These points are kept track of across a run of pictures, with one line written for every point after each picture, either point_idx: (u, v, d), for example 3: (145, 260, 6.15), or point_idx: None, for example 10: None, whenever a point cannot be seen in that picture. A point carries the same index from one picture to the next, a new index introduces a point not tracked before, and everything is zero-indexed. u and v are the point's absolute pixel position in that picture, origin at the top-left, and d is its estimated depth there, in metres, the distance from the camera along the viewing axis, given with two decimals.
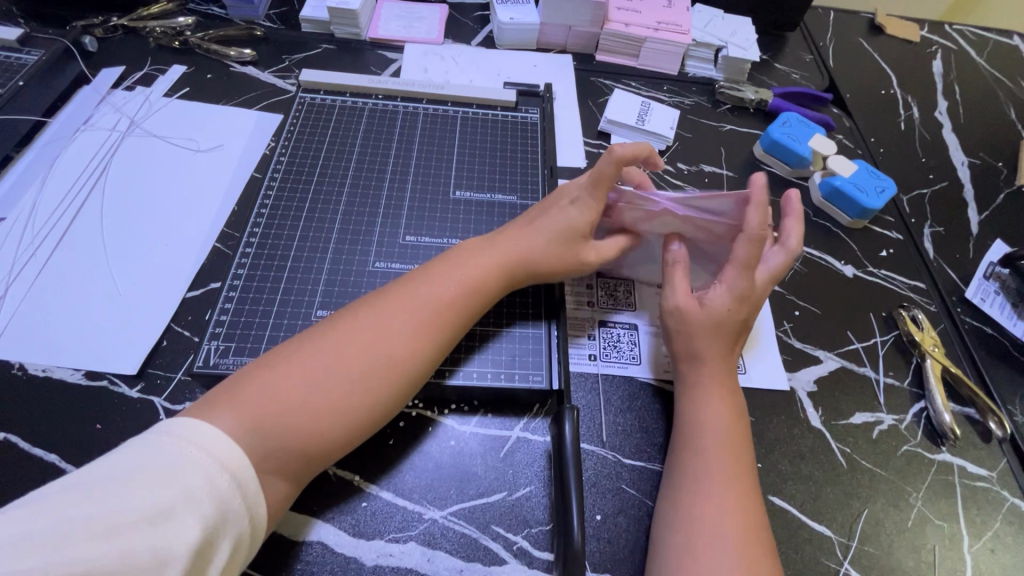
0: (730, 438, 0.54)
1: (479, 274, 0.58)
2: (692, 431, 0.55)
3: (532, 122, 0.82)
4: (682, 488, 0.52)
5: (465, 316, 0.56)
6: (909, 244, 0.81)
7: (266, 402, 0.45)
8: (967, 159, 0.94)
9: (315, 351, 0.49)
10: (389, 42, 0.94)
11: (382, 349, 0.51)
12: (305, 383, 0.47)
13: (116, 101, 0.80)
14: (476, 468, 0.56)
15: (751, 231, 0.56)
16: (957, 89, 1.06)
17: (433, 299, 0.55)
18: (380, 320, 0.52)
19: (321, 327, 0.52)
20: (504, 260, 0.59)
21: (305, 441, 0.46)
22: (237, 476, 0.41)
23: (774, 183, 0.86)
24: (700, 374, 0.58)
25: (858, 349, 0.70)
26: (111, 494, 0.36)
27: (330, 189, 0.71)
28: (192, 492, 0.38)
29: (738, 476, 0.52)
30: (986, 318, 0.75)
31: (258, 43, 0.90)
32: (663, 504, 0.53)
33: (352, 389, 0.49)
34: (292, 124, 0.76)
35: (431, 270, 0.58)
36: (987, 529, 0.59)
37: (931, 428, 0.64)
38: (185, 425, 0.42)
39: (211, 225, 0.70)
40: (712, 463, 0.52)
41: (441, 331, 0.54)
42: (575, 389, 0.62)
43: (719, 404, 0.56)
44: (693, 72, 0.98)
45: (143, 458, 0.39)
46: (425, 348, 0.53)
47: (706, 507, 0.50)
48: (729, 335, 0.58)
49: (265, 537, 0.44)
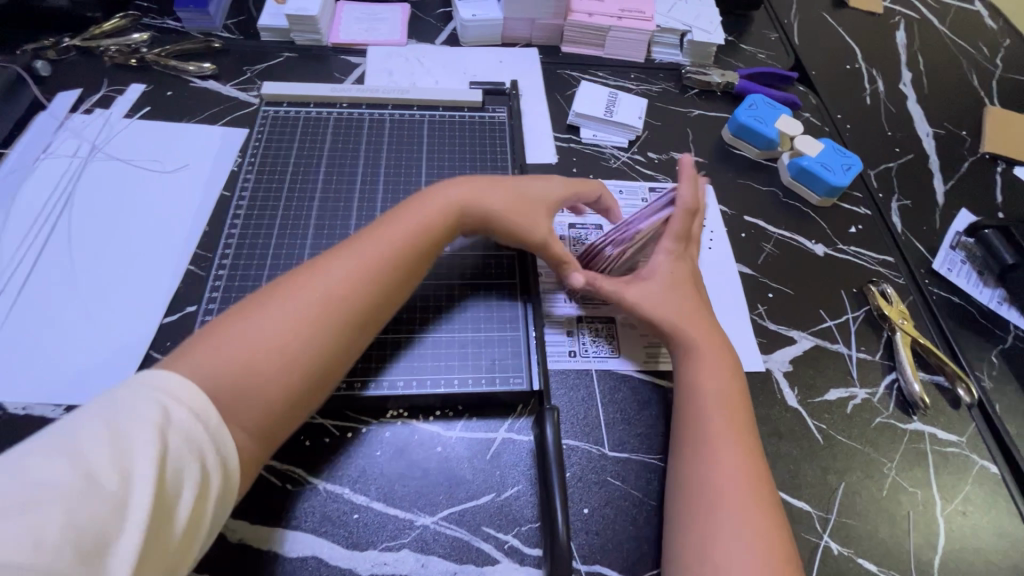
0: (728, 385, 0.57)
1: (424, 224, 0.61)
2: (690, 385, 0.57)
3: (500, 122, 0.82)
4: (689, 447, 0.54)
5: (411, 266, 0.59)
6: (877, 219, 0.83)
7: (220, 352, 0.48)
8: (931, 129, 0.95)
9: (260, 306, 0.52)
10: (351, 46, 0.93)
11: (325, 299, 0.53)
12: (254, 334, 0.50)
13: (74, 125, 0.78)
14: (463, 472, 0.57)
15: (685, 202, 0.65)
16: (921, 59, 1.07)
17: (371, 252, 0.57)
18: (321, 271, 0.55)
19: (266, 287, 0.55)
20: (461, 208, 0.63)
21: (261, 384, 0.48)
22: (197, 410, 0.42)
23: (743, 166, 0.86)
24: (692, 332, 0.60)
25: (830, 327, 0.72)
26: (78, 434, 0.39)
27: (300, 203, 0.71)
28: (154, 420, 0.40)
29: (738, 425, 0.54)
30: (953, 287, 0.77)
31: (217, 56, 0.89)
32: (679, 462, 0.54)
33: (299, 335, 0.51)
34: (257, 139, 0.76)
35: (373, 227, 0.60)
36: (958, 493, 0.61)
37: (903, 399, 0.67)
38: (148, 373, 0.44)
39: (183, 247, 0.69)
40: (718, 415, 0.55)
41: (383, 279, 0.57)
42: (557, 387, 0.63)
43: (717, 363, 0.58)
44: (660, 58, 0.98)
45: (104, 401, 0.41)
46: (367, 293, 0.56)
47: (718, 458, 0.52)
48: (694, 294, 0.63)
49: (237, 479, 0.44)
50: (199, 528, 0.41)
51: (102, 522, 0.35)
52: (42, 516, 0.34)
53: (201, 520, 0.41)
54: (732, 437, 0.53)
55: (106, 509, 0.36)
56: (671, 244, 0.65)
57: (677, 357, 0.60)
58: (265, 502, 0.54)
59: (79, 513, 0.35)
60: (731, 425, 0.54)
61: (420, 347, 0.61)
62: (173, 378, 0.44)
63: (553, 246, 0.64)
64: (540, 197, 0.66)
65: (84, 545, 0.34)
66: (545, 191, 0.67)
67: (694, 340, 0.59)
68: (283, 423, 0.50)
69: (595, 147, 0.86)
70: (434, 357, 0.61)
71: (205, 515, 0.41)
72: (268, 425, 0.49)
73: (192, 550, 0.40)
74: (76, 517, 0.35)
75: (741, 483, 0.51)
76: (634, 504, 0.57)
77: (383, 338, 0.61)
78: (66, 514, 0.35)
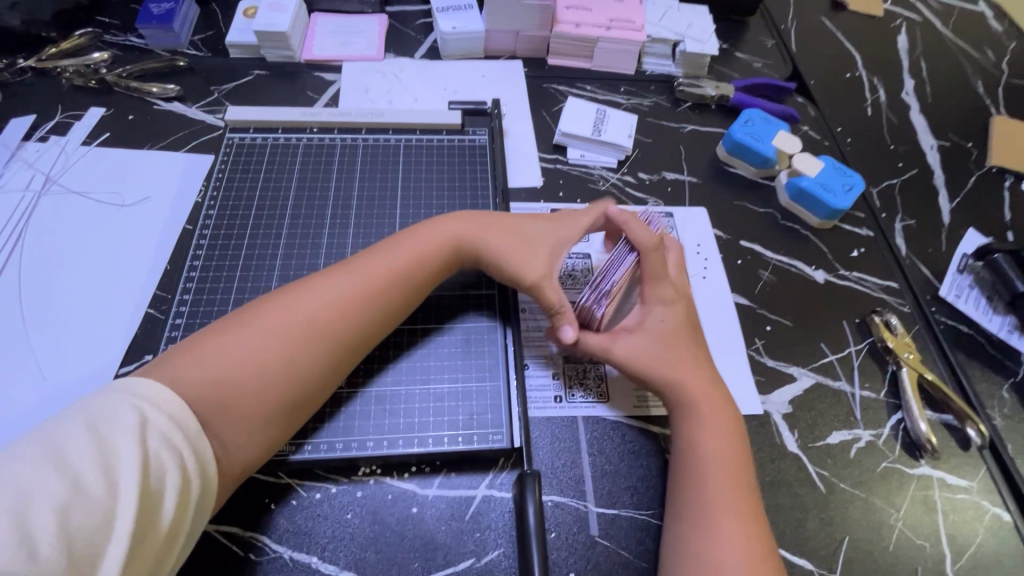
0: (732, 450, 0.53)
1: (422, 251, 0.59)
2: (692, 449, 0.53)
3: (481, 145, 0.77)
4: (688, 521, 0.50)
5: (409, 288, 0.57)
6: (879, 241, 0.79)
7: (198, 365, 0.46)
8: (936, 142, 0.91)
9: (252, 316, 0.51)
10: (325, 62, 0.88)
11: (315, 313, 0.52)
12: (240, 344, 0.49)
13: (29, 156, 0.74)
14: (440, 535, 0.53)
15: (643, 244, 0.60)
16: (924, 65, 1.02)
17: (367, 272, 0.56)
18: (315, 286, 0.54)
19: (262, 296, 0.54)
20: (457, 242, 0.61)
21: (241, 397, 0.47)
22: (176, 417, 0.41)
23: (738, 185, 0.82)
24: (692, 398, 0.55)
25: (832, 362, 0.68)
26: (58, 440, 0.37)
27: (266, 238, 0.66)
28: (135, 426, 0.39)
29: (743, 506, 0.50)
30: (960, 315, 0.73)
31: (183, 75, 0.84)
32: (674, 547, 0.50)
33: (285, 348, 0.50)
34: (220, 169, 0.71)
35: (376, 248, 0.59)
36: (970, 545, 0.58)
37: (909, 441, 0.63)
38: (125, 380, 0.42)
39: (142, 288, 0.65)
40: (722, 496, 0.50)
41: (378, 297, 0.55)
42: (541, 436, 0.59)
43: (722, 435, 0.53)
44: (650, 69, 0.93)
45: (84, 409, 0.40)
46: (359, 311, 0.54)
47: (717, 548, 0.47)
48: (690, 352, 0.58)
49: (215, 484, 0.43)
50: (180, 536, 0.39)
51: (91, 531, 0.34)
52: (31, 526, 0.33)
53: (182, 528, 0.40)
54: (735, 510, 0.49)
55: (93, 517, 0.35)
56: (654, 291, 0.60)
57: (676, 419, 0.55)
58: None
59: (68, 521, 0.34)
60: (735, 495, 0.50)
61: (391, 402, 0.57)
62: (150, 384, 0.42)
63: (544, 291, 0.59)
64: (540, 233, 0.62)
65: (73, 554, 0.33)
66: (543, 229, 0.63)
67: (695, 400, 0.55)
68: (260, 441, 0.48)
69: (583, 168, 0.81)
70: (407, 412, 0.57)
71: (187, 522, 0.40)
72: (247, 444, 0.47)
73: (176, 556, 0.39)
74: (65, 526, 0.34)
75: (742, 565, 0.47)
76: (624, 567, 0.53)
77: (352, 393, 0.57)
78: (56, 523, 0.34)
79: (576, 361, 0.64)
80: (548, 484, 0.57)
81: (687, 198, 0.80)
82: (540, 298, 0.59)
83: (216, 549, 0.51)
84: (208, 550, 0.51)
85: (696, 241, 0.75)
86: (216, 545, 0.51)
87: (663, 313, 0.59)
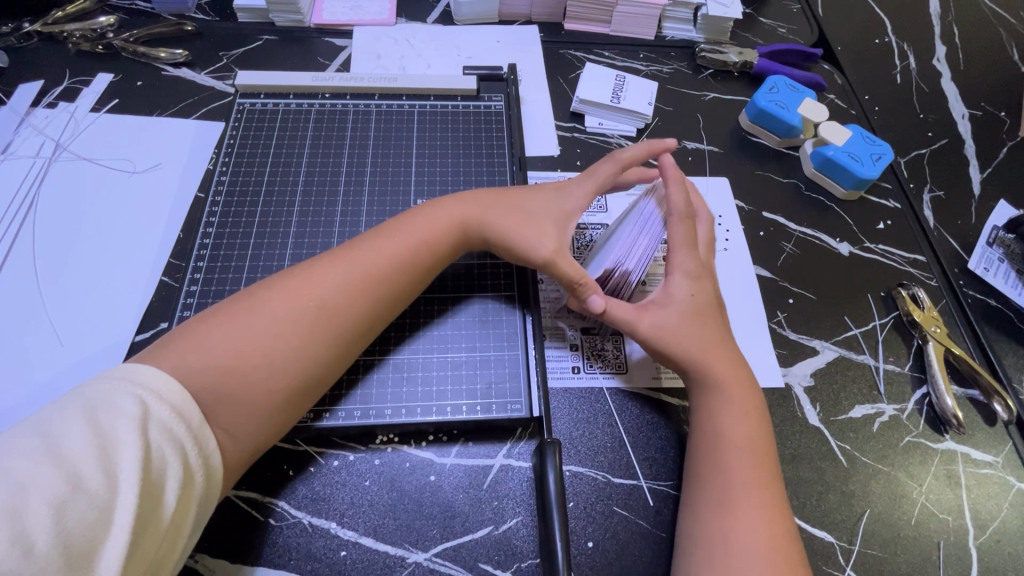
0: (753, 432, 0.52)
1: (429, 236, 0.57)
2: (709, 429, 0.52)
3: (497, 111, 0.75)
4: (707, 501, 0.49)
5: (416, 275, 0.56)
6: (907, 213, 0.76)
7: (202, 352, 0.45)
8: (968, 110, 0.87)
9: (255, 302, 0.50)
10: (335, 27, 0.85)
11: (319, 300, 0.51)
12: (243, 330, 0.48)
13: (38, 121, 0.73)
14: (459, 503, 0.53)
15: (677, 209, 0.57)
16: (956, 30, 0.98)
17: (372, 255, 0.55)
18: (318, 272, 0.52)
19: (266, 281, 0.52)
20: (464, 225, 0.59)
21: (244, 383, 0.46)
22: (178, 408, 0.41)
23: (762, 155, 0.79)
24: (713, 372, 0.54)
25: (856, 335, 0.66)
26: (59, 430, 0.37)
27: (279, 207, 0.65)
28: (135, 417, 0.39)
29: (762, 483, 0.49)
30: (988, 289, 0.71)
31: (191, 40, 0.81)
32: (692, 520, 0.49)
33: (287, 336, 0.49)
34: (231, 136, 0.70)
35: (382, 229, 0.58)
36: (993, 519, 0.57)
37: (934, 416, 0.61)
38: (130, 367, 0.42)
39: (157, 255, 0.65)
40: (741, 473, 0.49)
41: (383, 286, 0.54)
42: (558, 407, 0.59)
43: (741, 409, 0.53)
44: (670, 34, 0.90)
45: (83, 399, 0.39)
46: (362, 298, 0.52)
47: (736, 525, 0.47)
48: (711, 320, 0.56)
49: (219, 478, 0.44)
50: (183, 527, 0.40)
51: (90, 525, 0.34)
52: (27, 521, 0.32)
53: (184, 520, 0.40)
54: (755, 493, 0.48)
55: (92, 511, 0.34)
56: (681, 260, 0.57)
57: (695, 397, 0.54)
58: (246, 539, 0.50)
59: (67, 517, 0.34)
60: (757, 476, 0.49)
61: (408, 370, 0.57)
62: (150, 371, 0.42)
63: (558, 265, 0.55)
64: (551, 206, 0.59)
65: (72, 549, 0.33)
66: (550, 202, 0.59)
67: (720, 381, 0.54)
68: (267, 428, 0.48)
69: (600, 136, 0.79)
70: (424, 381, 0.57)
71: (189, 513, 0.40)
72: (254, 428, 0.47)
73: (178, 547, 0.40)
74: (63, 521, 0.33)
75: (764, 546, 0.46)
76: (643, 538, 0.53)
77: (369, 361, 0.57)
78: (52, 518, 0.33)
79: (595, 332, 0.63)
80: (567, 454, 0.56)
81: (708, 168, 0.77)
82: (556, 274, 0.56)
83: (236, 514, 0.51)
84: (228, 515, 0.51)
85: (718, 212, 0.73)
86: (236, 510, 0.51)
87: (689, 283, 0.57)
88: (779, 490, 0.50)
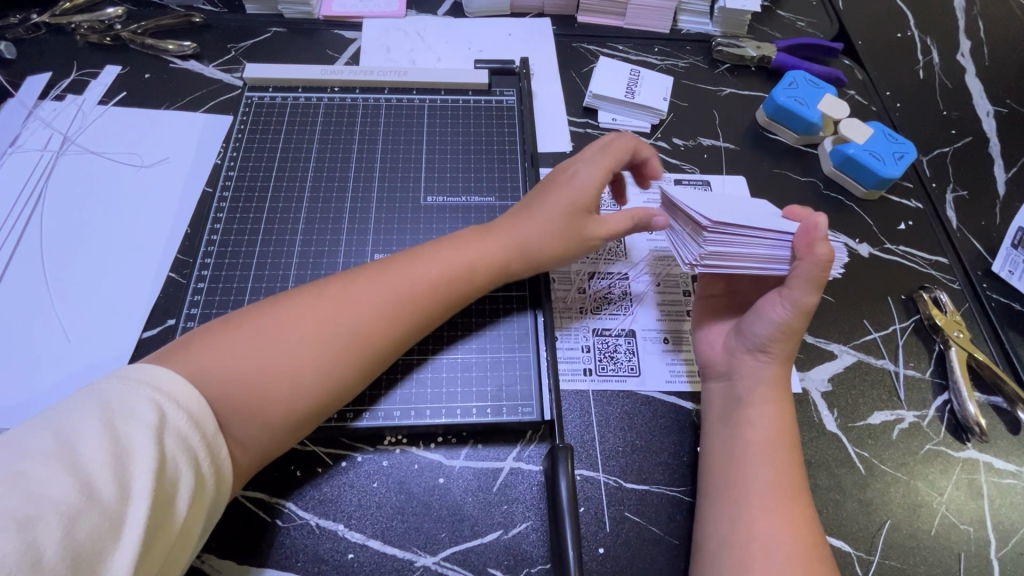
0: (779, 438, 0.51)
1: (475, 257, 0.56)
2: (734, 432, 0.52)
3: (508, 106, 0.74)
4: (724, 507, 0.49)
5: (456, 296, 0.55)
6: (929, 214, 0.74)
7: (224, 364, 0.44)
8: (993, 107, 0.85)
9: (287, 315, 0.48)
10: (344, 19, 0.84)
11: (352, 322, 0.49)
12: (270, 344, 0.46)
13: (46, 114, 0.73)
14: (468, 506, 0.52)
15: None
16: (982, 24, 0.95)
17: (414, 275, 0.53)
18: (355, 290, 0.51)
19: (298, 291, 0.51)
20: (507, 246, 0.57)
21: (263, 400, 0.45)
22: (194, 415, 0.40)
23: (780, 153, 0.77)
24: (742, 383, 0.54)
25: (875, 340, 0.64)
26: (71, 432, 0.36)
27: (286, 204, 0.64)
28: (149, 422, 0.38)
29: (782, 494, 0.48)
30: (1012, 292, 0.69)
31: (199, 32, 0.80)
32: (709, 523, 0.49)
33: (316, 355, 0.47)
34: (240, 130, 0.68)
35: (425, 246, 0.56)
36: (1016, 531, 0.55)
37: (955, 423, 0.60)
38: (143, 368, 0.41)
39: (164, 251, 0.64)
40: (763, 482, 0.49)
41: (414, 306, 0.52)
42: (568, 409, 0.58)
43: (770, 419, 0.52)
44: (686, 28, 0.87)
45: (94, 401, 0.39)
46: (398, 321, 0.51)
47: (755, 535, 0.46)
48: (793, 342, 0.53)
49: (230, 487, 0.43)
50: (192, 537, 0.39)
51: (101, 536, 0.33)
52: (37, 529, 0.32)
53: (193, 528, 0.39)
54: (778, 501, 0.48)
55: (102, 521, 0.34)
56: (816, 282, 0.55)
57: (724, 405, 0.55)
58: (252, 541, 0.50)
59: (77, 527, 0.33)
60: (776, 487, 0.48)
61: (418, 371, 0.56)
62: (165, 373, 0.41)
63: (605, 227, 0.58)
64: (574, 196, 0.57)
65: (80, 561, 0.32)
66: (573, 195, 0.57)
67: (749, 390, 0.53)
68: (281, 440, 0.47)
69: (614, 132, 0.77)
70: (434, 383, 0.56)
71: (199, 523, 0.39)
72: (264, 444, 0.46)
73: (187, 555, 0.39)
74: (73, 532, 0.33)
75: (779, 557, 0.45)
76: (655, 544, 0.52)
77: None
78: (62, 527, 0.32)
79: (605, 334, 0.62)
80: (579, 458, 0.55)
81: (724, 167, 0.75)
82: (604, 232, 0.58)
83: (242, 513, 0.50)
84: (235, 515, 0.50)
85: None
86: (242, 510, 0.50)
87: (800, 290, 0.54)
88: (806, 500, 0.49)
